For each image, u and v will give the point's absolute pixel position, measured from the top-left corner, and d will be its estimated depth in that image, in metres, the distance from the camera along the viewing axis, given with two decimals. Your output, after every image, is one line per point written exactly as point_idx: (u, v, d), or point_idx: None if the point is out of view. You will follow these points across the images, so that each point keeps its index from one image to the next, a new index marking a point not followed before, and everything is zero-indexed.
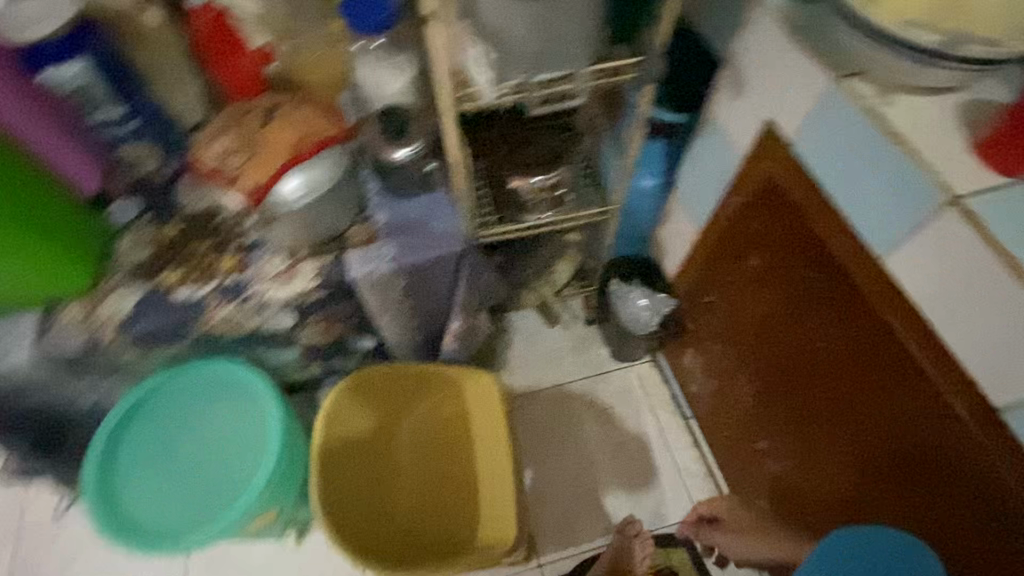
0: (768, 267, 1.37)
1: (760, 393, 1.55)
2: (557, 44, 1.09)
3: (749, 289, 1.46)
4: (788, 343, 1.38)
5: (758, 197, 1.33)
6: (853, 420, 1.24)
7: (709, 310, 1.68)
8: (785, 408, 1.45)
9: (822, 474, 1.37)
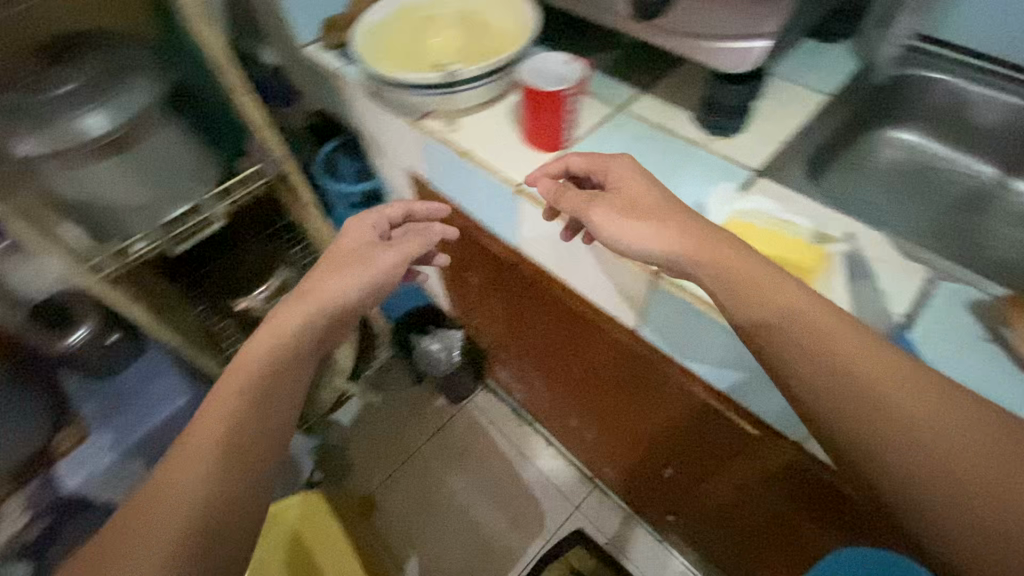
0: (493, 298, 1.09)
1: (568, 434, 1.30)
2: (163, 190, 0.84)
3: (495, 331, 1.24)
4: (552, 373, 1.12)
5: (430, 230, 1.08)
6: (632, 447, 1.04)
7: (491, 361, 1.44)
8: (585, 441, 1.24)
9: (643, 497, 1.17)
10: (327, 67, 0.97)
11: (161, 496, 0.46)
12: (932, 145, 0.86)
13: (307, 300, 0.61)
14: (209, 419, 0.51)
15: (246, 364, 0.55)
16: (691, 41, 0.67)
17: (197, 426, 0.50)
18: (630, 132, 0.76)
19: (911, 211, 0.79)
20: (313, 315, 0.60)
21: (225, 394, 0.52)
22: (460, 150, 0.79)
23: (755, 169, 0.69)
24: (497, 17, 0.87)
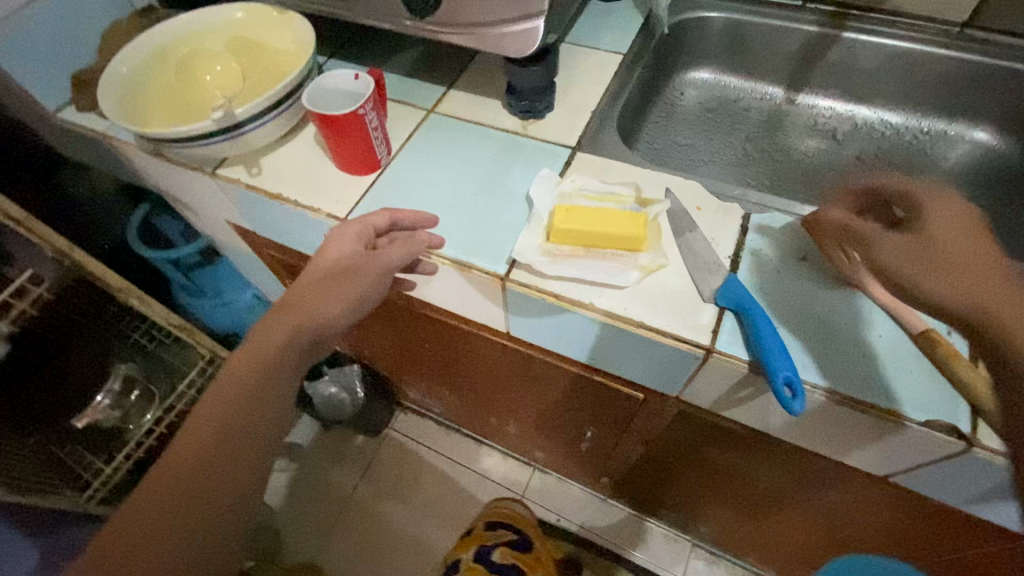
0: (376, 329, 1.04)
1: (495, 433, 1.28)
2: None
3: (387, 357, 1.18)
4: (458, 383, 1.09)
5: (283, 275, 0.98)
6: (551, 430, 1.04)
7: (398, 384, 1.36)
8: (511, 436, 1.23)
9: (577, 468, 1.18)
10: (91, 134, 0.83)
11: (133, 514, 0.48)
12: (726, 79, 0.95)
13: (291, 323, 0.56)
14: (188, 443, 0.51)
15: (227, 390, 0.53)
16: (472, 30, 0.65)
17: (179, 448, 0.51)
18: (447, 132, 0.73)
19: (721, 146, 0.90)
20: (301, 325, 0.56)
21: (202, 421, 0.52)
22: (271, 194, 0.71)
23: (574, 145, 0.70)
24: (270, 39, 0.77)
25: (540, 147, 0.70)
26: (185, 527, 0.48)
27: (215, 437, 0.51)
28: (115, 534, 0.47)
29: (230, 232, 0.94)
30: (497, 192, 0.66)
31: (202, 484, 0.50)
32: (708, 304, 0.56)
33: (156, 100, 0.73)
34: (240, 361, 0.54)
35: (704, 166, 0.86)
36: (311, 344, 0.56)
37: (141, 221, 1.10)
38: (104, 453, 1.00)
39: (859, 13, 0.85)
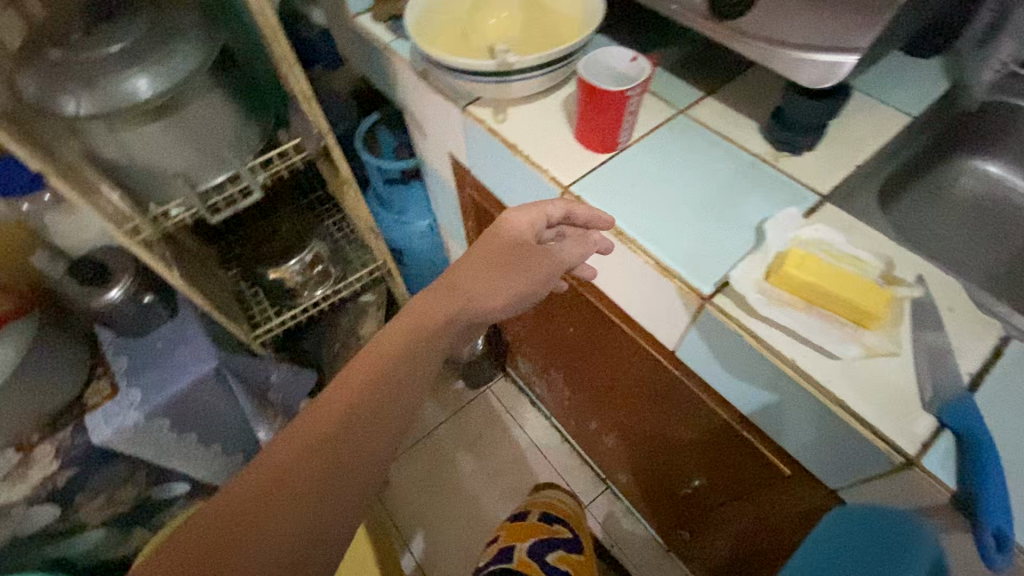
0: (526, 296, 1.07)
1: (586, 437, 1.27)
2: (203, 154, 0.84)
3: (521, 325, 1.22)
4: (578, 376, 1.09)
5: (470, 216, 1.04)
6: (651, 459, 1.01)
7: (515, 352, 1.41)
8: (602, 447, 1.22)
9: (654, 508, 1.14)
10: (376, 43, 0.94)
11: (285, 445, 0.49)
12: (1021, 182, 0.79)
13: (455, 303, 0.58)
14: (343, 390, 0.53)
15: (384, 349, 0.55)
16: (772, 49, 0.62)
17: (334, 394, 0.52)
18: (691, 139, 0.72)
19: (982, 250, 0.77)
20: (466, 308, 0.58)
21: (353, 382, 0.53)
22: (508, 144, 0.75)
23: (824, 195, 0.65)
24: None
25: (784, 184, 0.66)
26: (325, 471, 0.48)
27: (368, 390, 0.53)
28: (264, 460, 0.48)
29: (444, 163, 1.02)
30: (726, 214, 0.64)
31: (349, 431, 0.51)
32: (928, 414, 0.49)
33: (444, 28, 0.80)
34: (401, 326, 0.56)
35: (958, 265, 0.73)
36: (473, 320, 0.60)
37: (369, 128, 1.24)
38: (277, 306, 1.15)
39: None
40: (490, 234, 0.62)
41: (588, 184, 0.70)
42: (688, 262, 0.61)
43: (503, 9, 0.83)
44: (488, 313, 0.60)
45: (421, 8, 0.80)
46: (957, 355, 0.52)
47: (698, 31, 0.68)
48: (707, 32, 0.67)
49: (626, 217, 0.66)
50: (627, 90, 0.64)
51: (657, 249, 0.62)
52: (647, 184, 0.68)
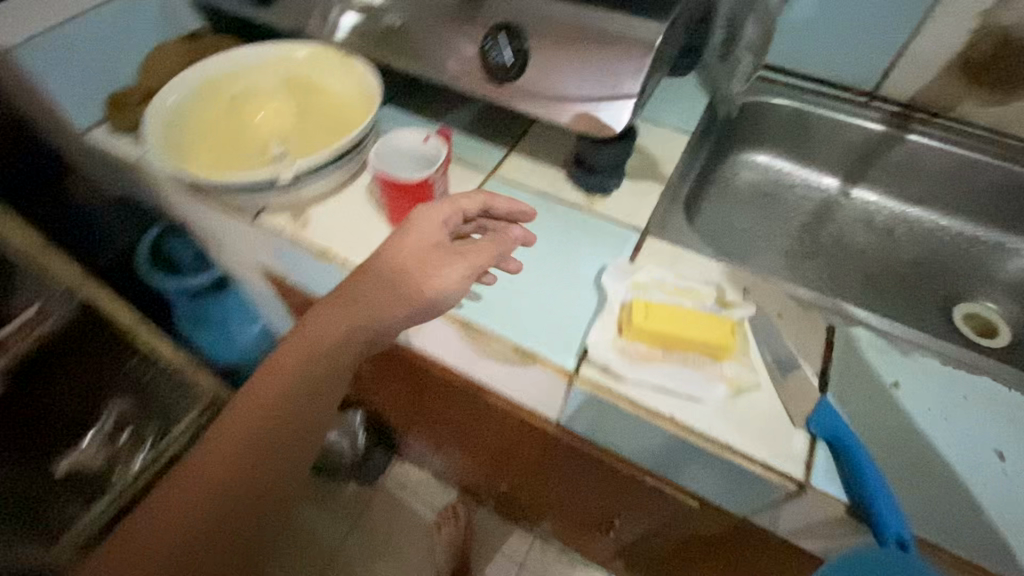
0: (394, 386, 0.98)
1: (501, 499, 1.21)
2: None
3: (398, 411, 1.12)
4: (472, 448, 1.02)
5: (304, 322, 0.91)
6: (569, 509, 0.98)
7: (401, 435, 1.29)
8: (519, 505, 1.16)
9: (586, 548, 1.12)
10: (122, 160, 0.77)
11: (225, 444, 0.47)
12: (780, 166, 0.94)
13: (352, 311, 0.49)
14: (227, 456, 0.47)
15: (260, 415, 0.48)
16: (556, 106, 0.61)
17: (222, 447, 0.47)
18: (510, 202, 0.69)
19: (774, 231, 0.88)
20: (366, 323, 0.49)
21: (223, 460, 0.47)
22: (317, 252, 0.65)
23: (642, 228, 0.67)
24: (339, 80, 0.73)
25: (608, 227, 0.67)
26: (231, 552, 0.46)
27: (284, 405, 0.49)
28: (205, 464, 0.47)
29: (254, 273, 0.87)
30: (563, 274, 0.62)
31: (240, 509, 0.47)
32: (800, 431, 0.51)
33: (202, 138, 0.68)
34: (275, 396, 0.49)
35: (758, 251, 0.84)
36: (374, 340, 0.50)
37: (151, 245, 0.98)
38: (84, 498, 0.89)
39: (927, 117, 0.83)
40: (393, 243, 0.51)
41: None
42: (544, 339, 0.57)
43: (270, 102, 0.73)
44: (390, 334, 0.50)
45: (165, 122, 0.67)
46: (802, 361, 0.55)
47: (486, 95, 0.65)
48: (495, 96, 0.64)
49: (469, 305, 0.60)
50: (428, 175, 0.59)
51: (511, 334, 0.57)
52: None
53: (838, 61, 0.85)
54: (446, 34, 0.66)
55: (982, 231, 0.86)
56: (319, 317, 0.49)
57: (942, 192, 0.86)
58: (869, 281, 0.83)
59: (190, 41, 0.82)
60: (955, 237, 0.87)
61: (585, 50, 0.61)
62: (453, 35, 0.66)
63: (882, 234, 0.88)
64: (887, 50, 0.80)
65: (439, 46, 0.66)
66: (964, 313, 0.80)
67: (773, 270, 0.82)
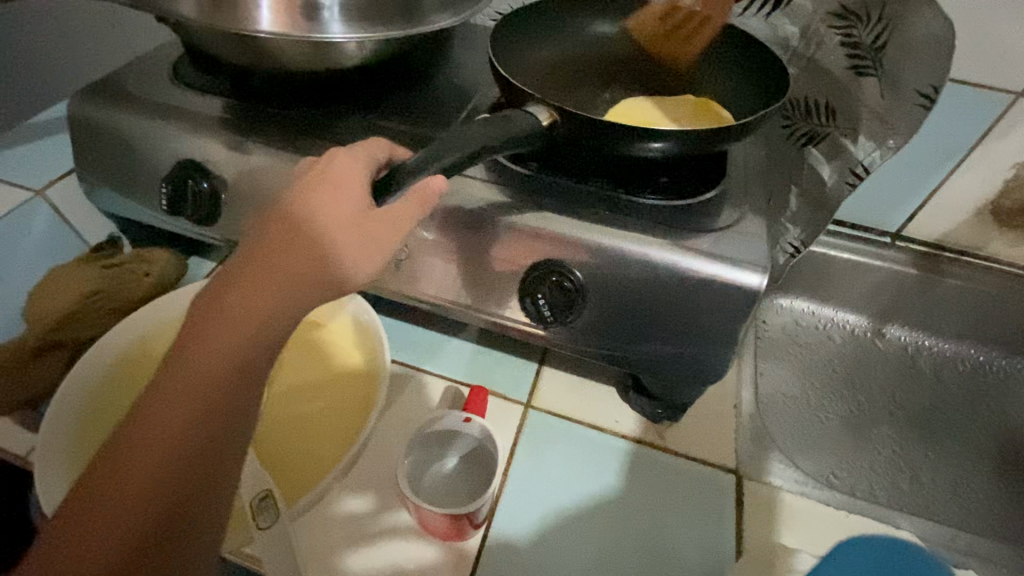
0: None
1: None
2: None
3: None
4: None
5: None
6: None
7: None
8: None
9: None
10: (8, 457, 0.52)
11: (126, 482, 0.28)
12: (802, 309, 0.87)
13: (277, 263, 0.33)
14: (146, 452, 0.29)
15: (164, 433, 0.29)
16: (629, 355, 0.51)
17: (144, 442, 0.29)
18: (571, 456, 0.55)
19: (825, 390, 0.79)
20: (297, 262, 0.33)
21: (159, 412, 0.30)
22: None
23: (735, 469, 0.55)
24: (339, 337, 0.56)
25: (693, 477, 0.54)
26: (170, 508, 0.29)
27: (184, 407, 0.30)
28: (117, 477, 0.28)
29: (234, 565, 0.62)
30: (667, 564, 0.49)
31: (192, 413, 0.30)
32: None
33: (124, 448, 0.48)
34: (189, 388, 0.30)
35: (818, 424, 0.74)
36: (318, 261, 0.34)
37: None
38: None
39: (955, 256, 0.79)
40: (292, 227, 0.35)
41: None
42: None
43: None
44: (349, 205, 0.37)
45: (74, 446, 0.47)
46: None
47: (546, 334, 0.53)
48: (559, 334, 0.52)
49: None
50: (486, 499, 0.45)
51: None
52: (560, 566, 0.48)
53: (863, 204, 0.79)
54: (469, 263, 0.51)
55: (1020, 363, 0.82)
56: (237, 284, 0.32)
57: (977, 331, 0.82)
58: (935, 443, 0.74)
59: (98, 258, 0.61)
60: (997, 371, 0.82)
61: (666, 287, 0.47)
62: (478, 263, 0.51)
63: (928, 377, 0.82)
64: (919, 197, 0.75)
65: (467, 277, 0.52)
66: None
67: (841, 448, 0.72)
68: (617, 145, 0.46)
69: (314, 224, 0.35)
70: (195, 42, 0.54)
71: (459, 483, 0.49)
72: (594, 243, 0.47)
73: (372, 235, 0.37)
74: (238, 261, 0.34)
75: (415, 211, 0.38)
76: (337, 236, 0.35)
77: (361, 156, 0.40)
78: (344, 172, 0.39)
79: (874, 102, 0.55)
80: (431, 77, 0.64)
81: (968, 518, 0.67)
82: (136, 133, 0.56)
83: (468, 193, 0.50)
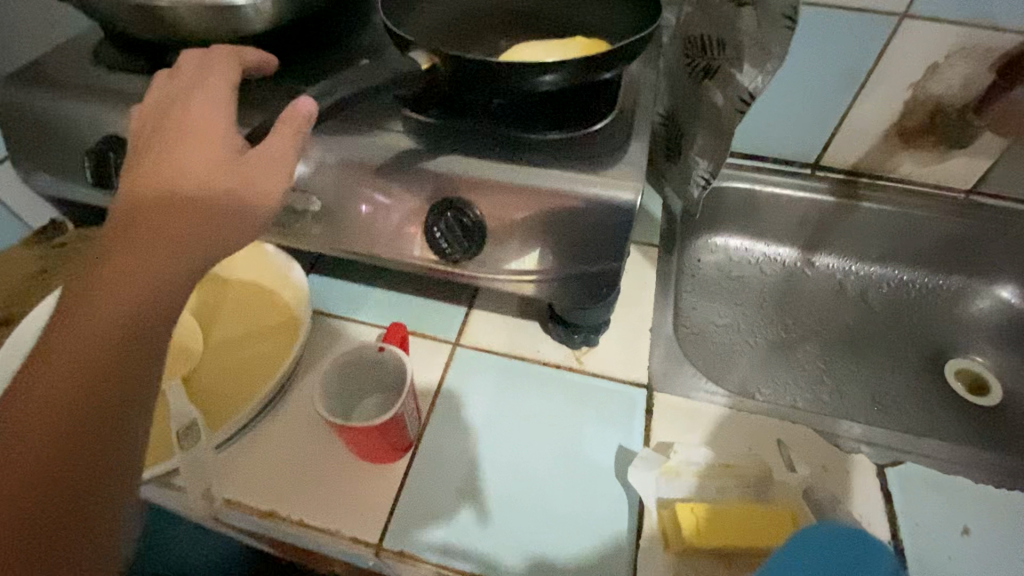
0: None
1: None
2: None
3: None
4: None
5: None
6: None
7: None
8: None
9: None
10: None
11: (35, 415, 0.29)
12: (736, 246, 0.91)
13: (175, 209, 0.36)
14: (57, 385, 0.30)
15: (67, 379, 0.30)
16: (534, 281, 0.55)
17: (49, 385, 0.30)
18: (493, 381, 0.59)
19: (754, 318, 0.84)
20: (194, 206, 0.36)
21: (68, 350, 0.31)
22: (264, 512, 0.49)
23: (648, 383, 0.59)
24: (268, 287, 0.60)
25: (605, 390, 0.58)
26: (91, 438, 0.30)
27: (92, 342, 0.31)
28: (26, 411, 0.30)
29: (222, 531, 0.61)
30: (579, 470, 0.53)
31: (103, 349, 0.31)
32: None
33: None
34: (96, 324, 0.31)
35: (746, 349, 0.79)
36: (205, 201, 0.37)
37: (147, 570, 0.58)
38: None
39: (870, 181, 0.83)
40: (170, 163, 0.38)
41: (402, 522, 0.49)
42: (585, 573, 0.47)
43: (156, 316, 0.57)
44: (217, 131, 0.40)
45: None
46: (869, 528, 0.49)
47: (458, 270, 0.56)
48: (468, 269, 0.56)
49: (482, 539, 0.49)
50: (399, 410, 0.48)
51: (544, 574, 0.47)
52: (479, 476, 0.52)
53: (780, 138, 0.82)
54: (376, 208, 0.54)
55: (944, 279, 0.86)
56: (139, 230, 0.34)
57: (898, 252, 0.86)
58: (857, 357, 0.79)
59: (42, 242, 0.66)
60: (921, 288, 0.86)
61: (551, 211, 0.50)
62: (384, 207, 0.54)
63: (855, 300, 0.86)
64: (828, 124, 0.79)
65: (380, 221, 0.55)
66: (955, 369, 0.78)
67: (767, 368, 0.76)
68: (500, 83, 0.50)
69: (183, 154, 0.38)
70: (106, 22, 0.57)
71: (376, 401, 0.54)
72: (488, 177, 0.51)
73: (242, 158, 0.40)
74: (135, 207, 0.36)
75: (292, 133, 0.42)
76: (205, 155, 0.39)
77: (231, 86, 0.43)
78: (219, 101, 0.41)
79: (752, 30, 0.58)
80: (345, 43, 0.67)
81: (883, 422, 0.71)
82: (60, 113, 0.59)
83: (372, 141, 0.53)
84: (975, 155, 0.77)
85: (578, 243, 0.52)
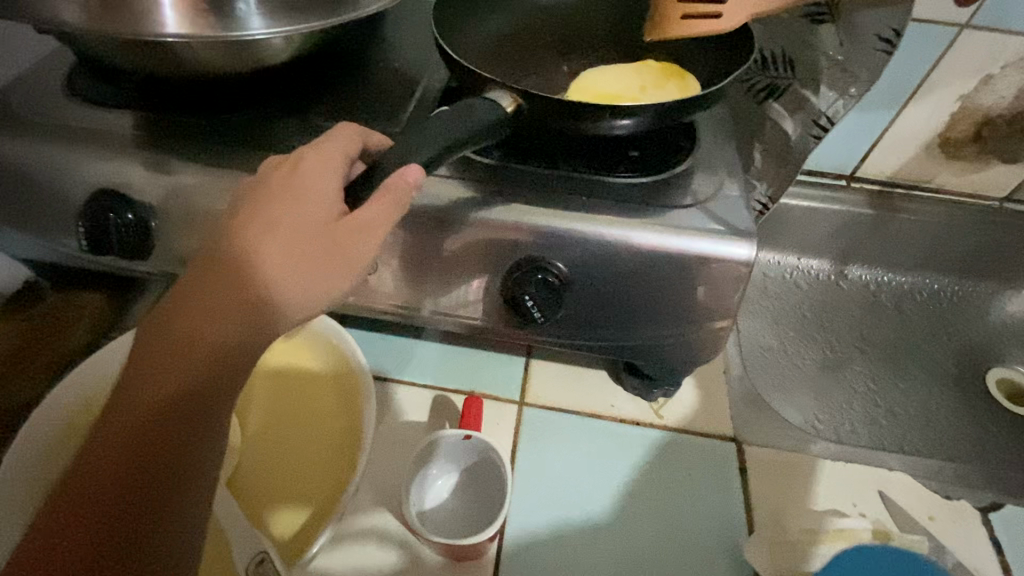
0: None
1: None
2: None
3: None
4: None
5: None
6: None
7: None
8: None
9: None
10: None
11: (94, 487, 0.30)
12: (769, 260, 0.88)
13: (230, 284, 0.32)
14: (113, 455, 0.31)
15: (120, 450, 0.31)
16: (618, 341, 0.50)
17: (105, 454, 0.31)
18: (574, 447, 0.54)
19: (800, 337, 0.81)
20: (251, 281, 0.32)
21: (126, 420, 0.31)
22: None
23: (735, 435, 0.55)
24: (311, 359, 0.53)
25: (695, 446, 0.54)
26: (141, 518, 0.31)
27: (145, 416, 0.31)
28: (88, 480, 0.31)
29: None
30: (683, 544, 0.49)
31: (157, 428, 0.31)
32: None
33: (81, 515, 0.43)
34: (149, 398, 0.31)
35: (797, 373, 0.76)
36: (273, 288, 0.32)
37: None
38: None
39: (906, 191, 0.81)
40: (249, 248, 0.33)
41: None
42: None
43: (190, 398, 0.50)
44: (312, 220, 0.34)
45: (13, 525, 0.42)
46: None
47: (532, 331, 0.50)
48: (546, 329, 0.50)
49: None
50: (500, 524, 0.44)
51: None
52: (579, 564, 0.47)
53: (822, 150, 0.79)
54: (441, 267, 0.47)
55: (974, 285, 0.86)
56: (195, 302, 0.32)
57: (931, 261, 0.85)
58: (905, 372, 0.78)
59: (18, 318, 0.55)
60: (952, 296, 0.86)
61: (653, 271, 0.45)
62: (451, 267, 0.47)
63: (891, 311, 0.85)
64: (871, 137, 0.76)
65: (443, 282, 0.48)
66: (995, 379, 0.79)
67: (821, 392, 0.74)
68: (584, 126, 0.43)
69: (269, 250, 0.33)
70: (89, 51, 0.46)
71: (471, 509, 0.47)
72: (578, 233, 0.45)
73: (330, 249, 0.34)
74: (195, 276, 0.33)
75: (395, 212, 0.35)
76: None
77: (316, 155, 0.36)
78: (309, 180, 0.35)
79: (835, 50, 0.54)
80: (370, 64, 0.58)
81: (942, 442, 0.70)
82: (36, 163, 0.48)
83: (433, 192, 0.46)
84: (1016, 165, 0.76)
85: (677, 301, 0.46)
